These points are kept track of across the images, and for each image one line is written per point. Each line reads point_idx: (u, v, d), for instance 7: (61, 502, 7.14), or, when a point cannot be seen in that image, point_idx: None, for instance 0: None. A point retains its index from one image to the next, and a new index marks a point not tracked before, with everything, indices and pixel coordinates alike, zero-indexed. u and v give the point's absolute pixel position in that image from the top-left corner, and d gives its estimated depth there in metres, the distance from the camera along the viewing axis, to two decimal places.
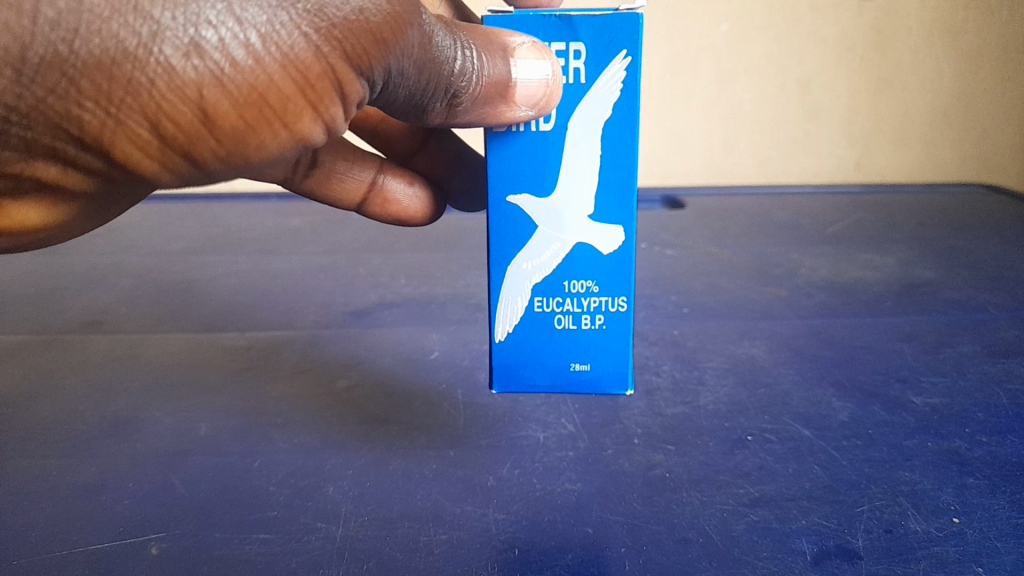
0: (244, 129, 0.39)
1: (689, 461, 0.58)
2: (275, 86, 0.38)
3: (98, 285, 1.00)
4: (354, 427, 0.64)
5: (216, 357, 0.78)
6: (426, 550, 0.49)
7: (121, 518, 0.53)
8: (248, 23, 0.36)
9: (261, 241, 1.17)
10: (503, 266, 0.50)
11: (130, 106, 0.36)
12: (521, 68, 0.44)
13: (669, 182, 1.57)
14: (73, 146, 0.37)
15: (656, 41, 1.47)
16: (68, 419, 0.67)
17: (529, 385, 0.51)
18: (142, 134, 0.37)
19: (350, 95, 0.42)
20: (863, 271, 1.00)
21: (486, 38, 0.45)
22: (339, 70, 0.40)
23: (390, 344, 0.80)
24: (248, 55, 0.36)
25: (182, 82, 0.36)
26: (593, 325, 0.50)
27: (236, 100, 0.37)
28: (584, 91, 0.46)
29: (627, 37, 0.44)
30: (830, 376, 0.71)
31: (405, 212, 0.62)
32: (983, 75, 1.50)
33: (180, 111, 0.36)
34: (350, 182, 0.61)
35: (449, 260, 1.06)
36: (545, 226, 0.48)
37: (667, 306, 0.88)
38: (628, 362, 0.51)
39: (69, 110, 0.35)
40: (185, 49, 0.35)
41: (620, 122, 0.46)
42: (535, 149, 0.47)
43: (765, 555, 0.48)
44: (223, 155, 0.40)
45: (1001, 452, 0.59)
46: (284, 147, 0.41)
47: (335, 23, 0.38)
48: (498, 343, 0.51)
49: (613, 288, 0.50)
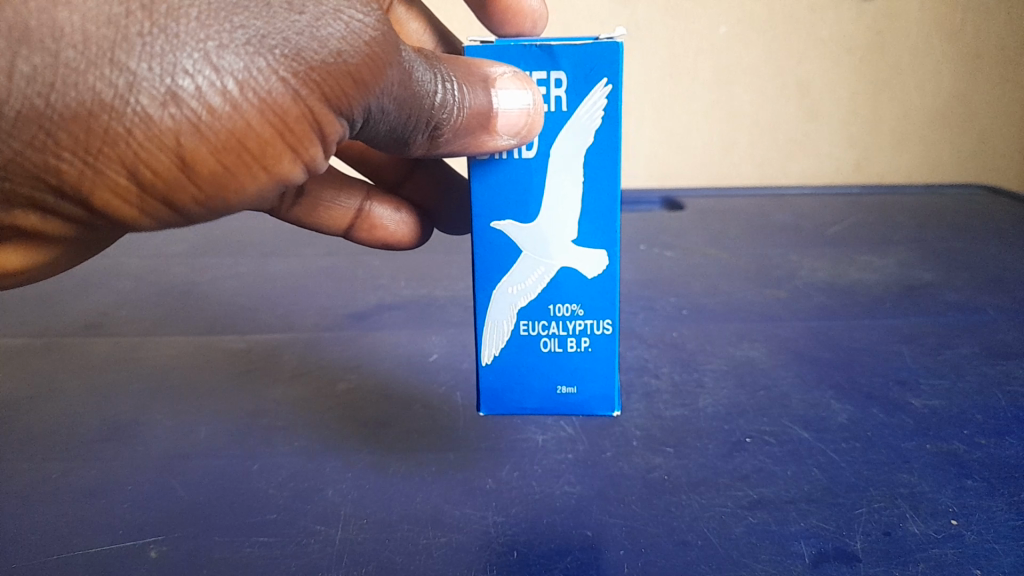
0: (223, 174, 0.39)
1: (688, 464, 0.58)
2: (254, 131, 0.38)
3: (97, 287, 1.01)
4: (354, 429, 0.65)
5: (216, 360, 0.78)
6: (426, 553, 0.49)
7: (120, 521, 0.54)
8: (225, 70, 0.36)
9: (261, 243, 1.18)
10: (488, 291, 0.50)
11: (108, 155, 0.36)
12: (502, 98, 0.44)
13: (669, 183, 1.57)
14: (53, 196, 0.38)
15: (657, 41, 1.47)
16: (68, 420, 0.67)
17: (517, 408, 0.51)
18: (121, 182, 0.37)
19: (331, 135, 0.42)
20: (862, 272, 1.00)
21: (467, 70, 0.46)
22: (317, 111, 0.40)
23: (390, 346, 0.80)
24: (225, 102, 0.36)
25: (159, 131, 0.36)
26: (580, 348, 0.50)
27: (214, 146, 0.38)
28: (565, 118, 0.46)
29: (608, 66, 0.45)
30: (830, 378, 0.71)
31: (392, 237, 0.63)
32: (983, 76, 1.50)
33: (158, 158, 0.37)
34: (336, 210, 0.62)
35: (448, 263, 1.06)
36: (529, 251, 0.49)
37: (667, 308, 0.88)
38: (615, 384, 0.51)
39: (47, 161, 0.35)
40: (162, 99, 0.35)
41: (602, 151, 0.46)
42: (518, 177, 0.47)
43: (764, 557, 0.48)
44: (203, 200, 0.40)
45: (1000, 454, 0.59)
46: (265, 188, 0.42)
47: (314, 66, 0.38)
48: (485, 366, 0.51)
49: (598, 311, 0.50)
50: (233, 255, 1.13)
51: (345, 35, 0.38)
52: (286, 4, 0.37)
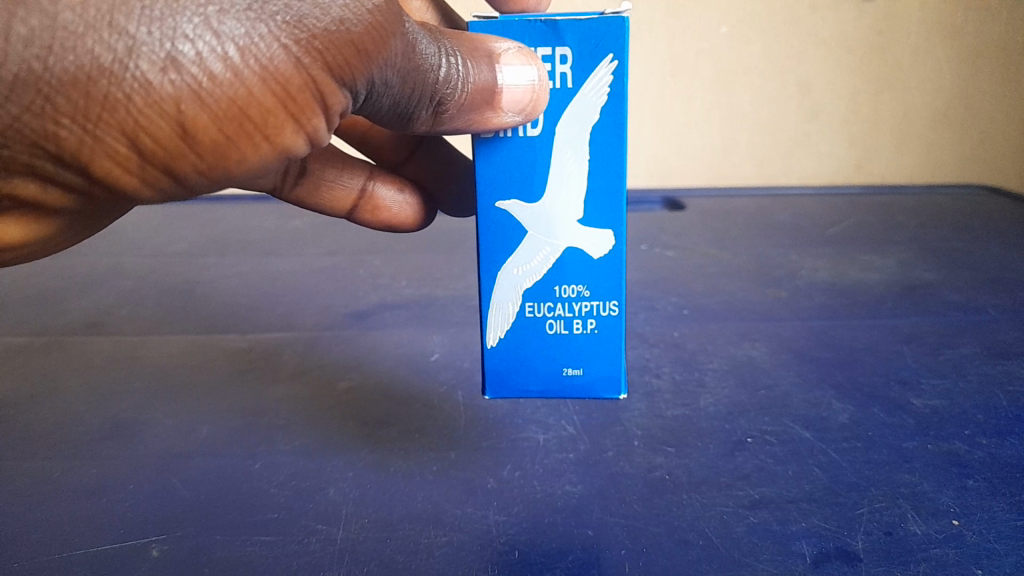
0: (224, 143, 0.39)
1: (689, 463, 0.58)
2: (255, 99, 0.38)
3: (98, 286, 1.01)
4: (354, 429, 0.64)
5: (217, 359, 0.78)
6: (427, 553, 0.49)
7: (121, 519, 0.54)
8: (226, 36, 0.36)
9: (262, 242, 1.18)
10: (493, 273, 0.50)
11: (107, 122, 0.36)
12: (507, 74, 0.44)
13: (669, 184, 1.57)
14: (52, 163, 0.38)
15: (657, 42, 1.47)
16: (69, 419, 0.67)
17: (522, 391, 0.51)
18: (121, 150, 0.37)
19: (334, 106, 0.42)
20: (863, 272, 1.00)
21: (471, 45, 0.45)
22: (320, 81, 0.40)
23: (391, 345, 0.80)
24: (226, 68, 0.36)
25: (159, 97, 0.36)
26: (585, 329, 0.50)
27: (215, 114, 0.37)
28: (570, 95, 0.46)
29: (614, 42, 0.45)
30: (831, 378, 0.71)
31: (396, 218, 0.63)
32: (984, 77, 1.50)
33: (158, 125, 0.37)
34: (339, 190, 0.62)
35: (449, 262, 1.06)
36: (534, 232, 0.49)
37: (668, 308, 0.88)
38: (621, 367, 0.51)
39: (46, 128, 0.35)
40: (162, 64, 0.35)
41: (607, 128, 0.47)
42: (523, 155, 0.47)
43: (765, 557, 0.48)
44: (203, 169, 0.40)
45: (1002, 454, 0.59)
46: (267, 160, 0.41)
47: (316, 34, 0.38)
48: (490, 349, 0.51)
49: (604, 292, 0.50)
50: (234, 253, 1.13)
51: (347, 3, 0.38)
52: None
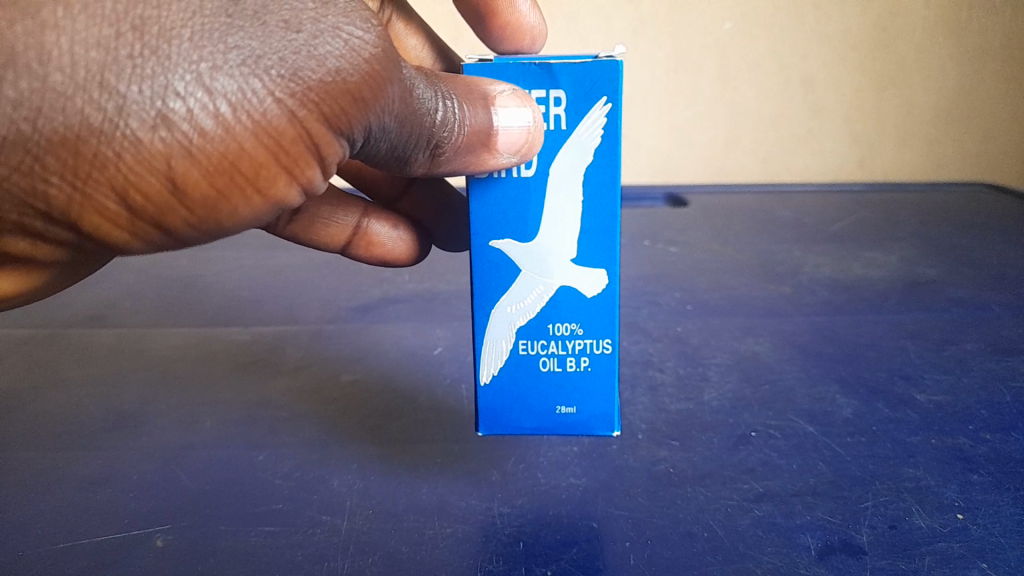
0: (215, 197, 0.40)
1: (693, 456, 0.58)
2: (246, 153, 0.39)
3: (102, 278, 1.01)
4: (360, 421, 0.64)
5: (220, 352, 0.78)
6: (432, 543, 0.49)
7: (126, 509, 0.54)
8: (219, 92, 0.36)
9: (264, 235, 1.17)
10: (487, 311, 0.51)
11: (97, 180, 0.36)
12: (503, 116, 0.45)
13: (669, 180, 1.58)
14: (42, 221, 0.39)
15: (659, 37, 1.46)
16: (73, 411, 0.67)
17: (516, 428, 0.53)
18: (110, 207, 0.38)
19: (329, 156, 0.43)
20: (867, 269, 1.00)
21: (466, 88, 0.47)
22: (314, 132, 0.41)
23: (394, 339, 0.80)
24: (217, 124, 0.37)
25: (150, 154, 0.36)
26: (579, 367, 0.52)
27: (206, 169, 0.38)
28: (564, 137, 0.48)
29: (607, 84, 0.46)
30: (835, 373, 0.71)
31: (390, 254, 0.66)
32: (988, 74, 1.49)
33: (148, 181, 0.37)
34: (334, 227, 0.65)
35: (453, 256, 1.05)
36: (528, 269, 0.50)
37: (671, 303, 0.88)
38: (615, 404, 0.52)
39: (35, 187, 0.36)
40: (152, 122, 0.35)
41: (601, 169, 0.48)
42: (517, 195, 0.49)
43: (770, 550, 0.48)
44: (194, 223, 0.41)
45: (1006, 449, 0.59)
46: (259, 210, 0.43)
47: (311, 86, 0.39)
48: (483, 386, 0.52)
49: (597, 331, 0.51)
50: (238, 247, 1.12)
51: (343, 53, 0.39)
52: (283, 22, 0.37)
